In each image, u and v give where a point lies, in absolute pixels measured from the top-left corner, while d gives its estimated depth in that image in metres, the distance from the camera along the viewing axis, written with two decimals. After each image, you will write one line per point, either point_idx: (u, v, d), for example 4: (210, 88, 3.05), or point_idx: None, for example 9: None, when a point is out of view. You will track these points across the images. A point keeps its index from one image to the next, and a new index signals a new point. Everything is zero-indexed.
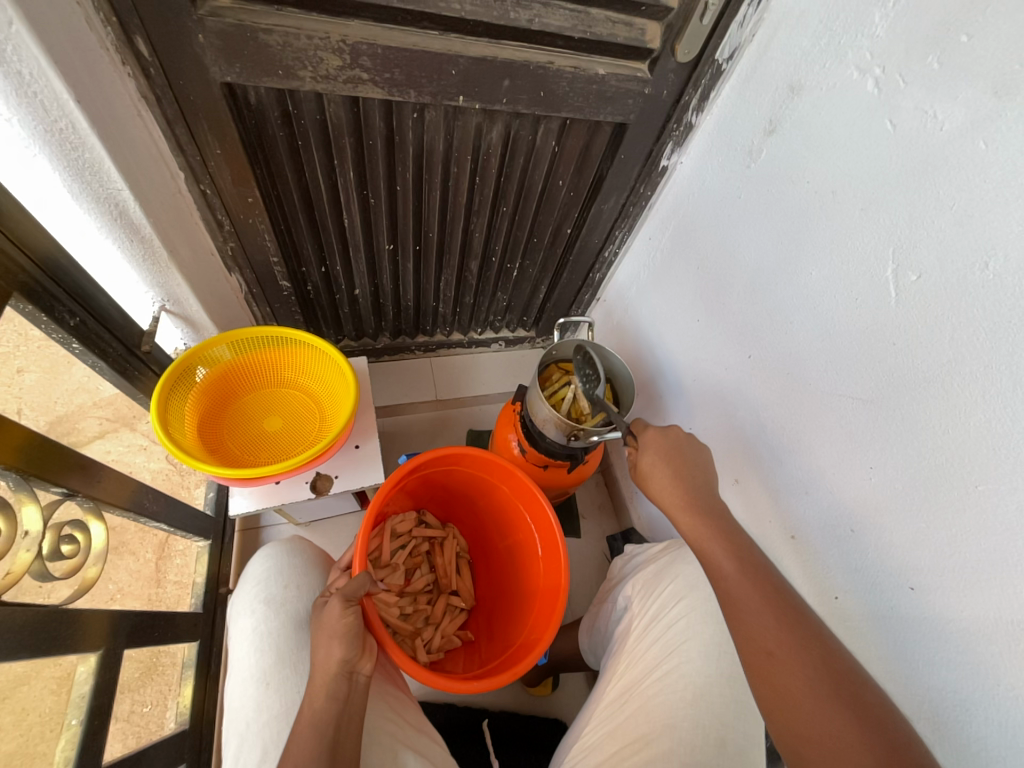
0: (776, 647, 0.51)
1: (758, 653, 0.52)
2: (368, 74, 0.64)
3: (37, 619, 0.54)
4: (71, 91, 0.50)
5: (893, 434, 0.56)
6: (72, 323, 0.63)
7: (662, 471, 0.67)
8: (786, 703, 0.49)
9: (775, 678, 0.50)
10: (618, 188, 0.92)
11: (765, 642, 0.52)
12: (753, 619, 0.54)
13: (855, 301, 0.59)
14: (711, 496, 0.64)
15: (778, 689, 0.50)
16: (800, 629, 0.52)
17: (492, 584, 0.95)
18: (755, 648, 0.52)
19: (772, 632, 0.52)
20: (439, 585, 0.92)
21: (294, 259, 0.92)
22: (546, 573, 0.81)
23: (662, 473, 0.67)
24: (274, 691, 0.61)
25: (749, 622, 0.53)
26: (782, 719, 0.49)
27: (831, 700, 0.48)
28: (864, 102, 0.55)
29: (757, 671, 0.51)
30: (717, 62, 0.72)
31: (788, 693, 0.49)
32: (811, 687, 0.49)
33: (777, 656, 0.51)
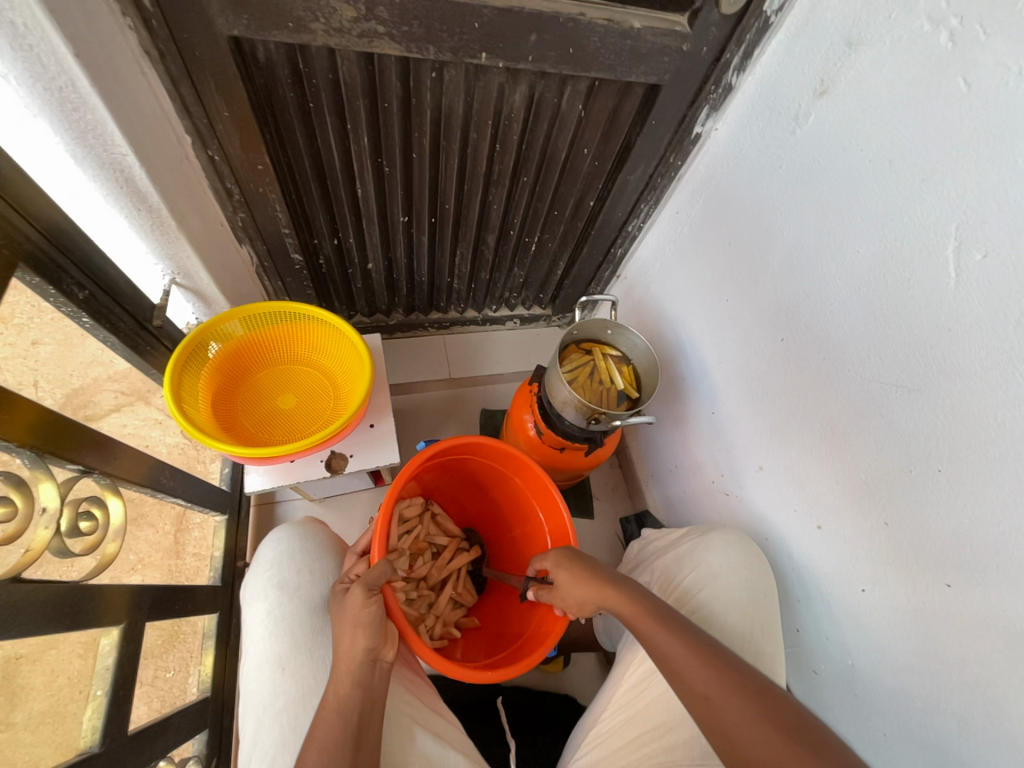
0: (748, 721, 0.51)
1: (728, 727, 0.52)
2: (384, 27, 0.59)
3: (60, 595, 0.54)
4: (71, 45, 0.46)
5: (938, 426, 0.52)
6: (81, 296, 0.61)
7: (576, 601, 0.66)
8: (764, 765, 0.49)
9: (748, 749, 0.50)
10: (646, 157, 0.86)
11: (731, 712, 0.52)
12: (729, 720, 0.52)
13: (908, 280, 0.54)
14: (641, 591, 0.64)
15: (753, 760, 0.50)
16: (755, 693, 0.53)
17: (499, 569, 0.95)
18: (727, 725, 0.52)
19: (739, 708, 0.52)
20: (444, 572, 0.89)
21: (305, 231, 0.89)
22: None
23: (573, 576, 0.66)
24: (292, 675, 0.62)
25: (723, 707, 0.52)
26: None
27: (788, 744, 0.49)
28: (934, 58, 0.50)
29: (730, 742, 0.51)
30: (765, 14, 0.66)
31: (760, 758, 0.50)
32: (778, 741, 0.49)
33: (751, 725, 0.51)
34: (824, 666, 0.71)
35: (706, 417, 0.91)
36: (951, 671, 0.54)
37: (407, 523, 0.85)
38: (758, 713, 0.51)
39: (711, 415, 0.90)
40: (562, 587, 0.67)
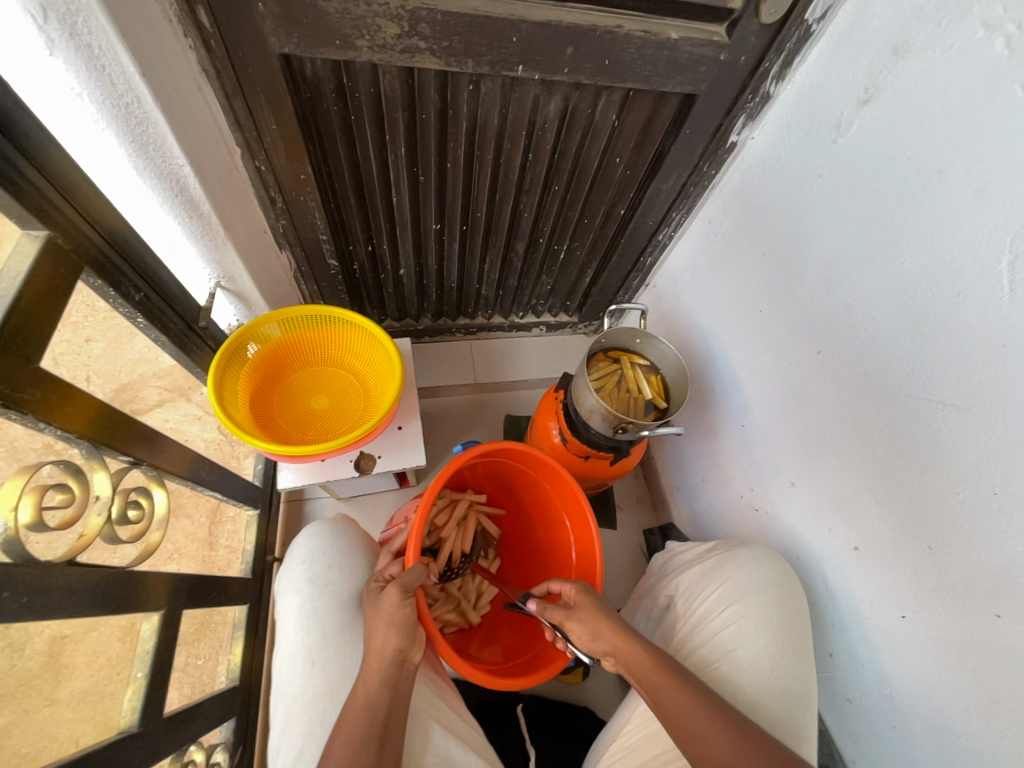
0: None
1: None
2: (426, 43, 0.61)
3: (108, 580, 0.57)
4: (138, 64, 0.49)
5: (989, 448, 0.50)
6: (137, 297, 0.65)
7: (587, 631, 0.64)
8: None
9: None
10: (680, 166, 0.86)
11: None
12: None
13: (957, 294, 0.52)
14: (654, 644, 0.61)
15: None
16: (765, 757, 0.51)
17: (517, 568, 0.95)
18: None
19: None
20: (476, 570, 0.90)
21: (342, 237, 0.92)
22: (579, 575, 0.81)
23: (586, 619, 0.64)
24: (321, 668, 0.63)
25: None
26: None
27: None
28: (988, 66, 0.48)
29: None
30: (806, 23, 0.65)
31: None
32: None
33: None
34: (858, 694, 0.68)
35: (736, 430, 0.89)
36: (1001, 708, 0.51)
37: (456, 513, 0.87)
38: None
39: (741, 428, 0.88)
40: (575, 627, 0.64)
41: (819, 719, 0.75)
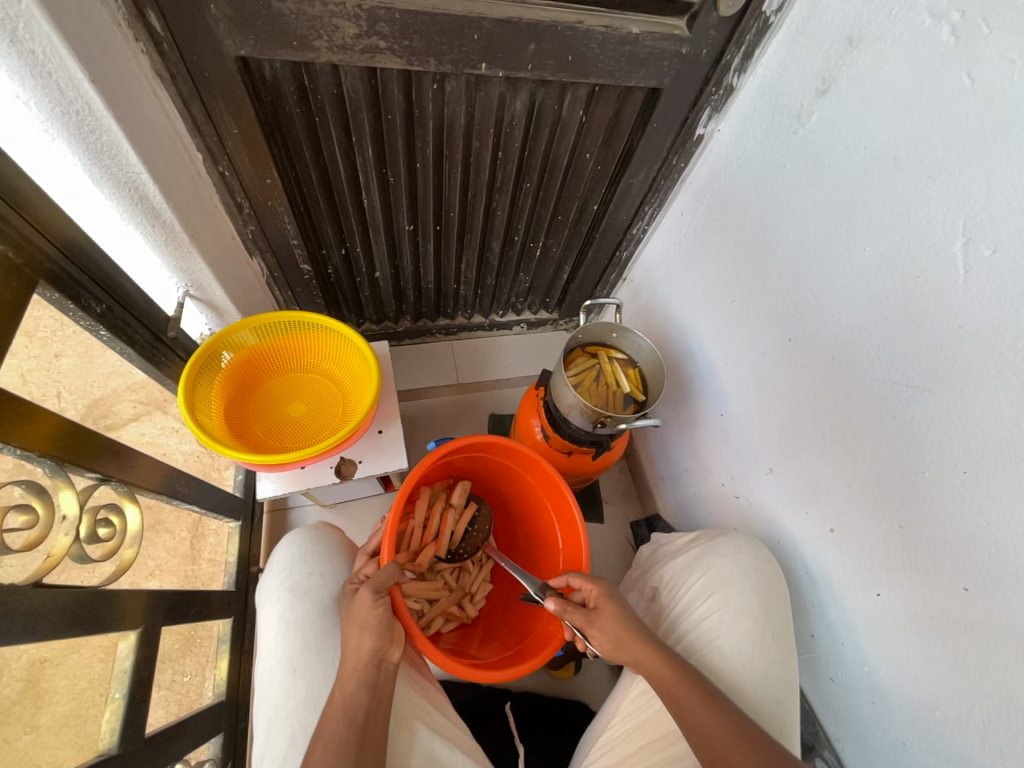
0: None
1: None
2: (385, 42, 0.61)
3: (79, 600, 0.56)
4: (86, 71, 0.48)
5: (953, 428, 0.51)
6: (99, 310, 0.64)
7: (611, 640, 0.62)
8: None
9: None
10: (649, 160, 0.86)
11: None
12: None
13: (916, 279, 0.53)
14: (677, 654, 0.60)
15: None
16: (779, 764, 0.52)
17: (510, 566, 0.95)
18: None
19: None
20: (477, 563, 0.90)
21: (314, 242, 0.90)
22: (567, 565, 0.81)
23: (609, 624, 0.62)
24: (302, 676, 0.62)
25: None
26: None
27: None
28: (937, 54, 0.49)
29: None
30: (764, 15, 0.65)
31: None
32: None
33: None
34: (840, 672, 0.70)
35: (715, 419, 0.90)
36: (971, 678, 0.53)
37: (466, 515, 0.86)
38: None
39: (720, 417, 0.89)
40: (596, 632, 0.62)
41: (805, 699, 0.77)
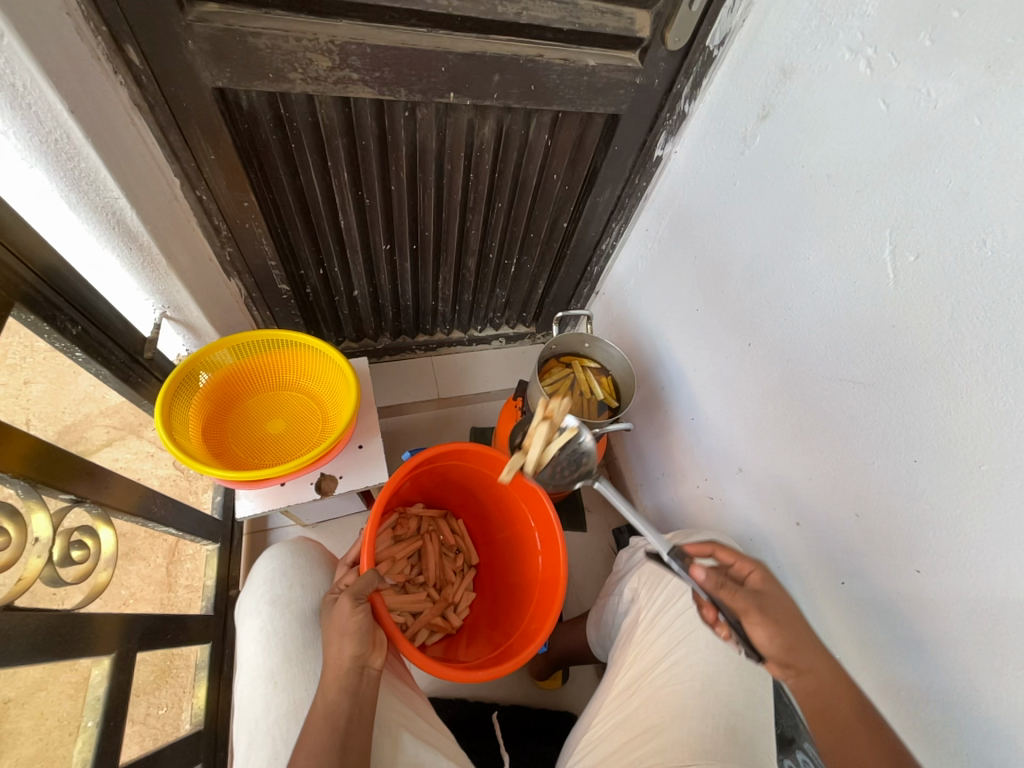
0: None
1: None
2: (358, 74, 0.64)
3: (52, 624, 0.55)
4: (65, 101, 0.50)
5: (895, 418, 0.55)
6: (74, 331, 0.64)
7: (783, 635, 0.57)
8: None
9: None
10: (613, 179, 0.92)
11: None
12: None
13: (853, 284, 0.58)
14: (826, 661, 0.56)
15: None
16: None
17: (492, 577, 0.95)
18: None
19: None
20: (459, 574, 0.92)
21: (291, 262, 0.92)
22: (547, 568, 0.82)
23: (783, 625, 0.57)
24: (284, 689, 0.62)
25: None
26: None
27: None
28: (857, 83, 0.55)
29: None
30: (708, 49, 0.71)
31: None
32: None
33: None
34: None
35: (687, 423, 0.94)
36: (927, 657, 0.55)
37: (564, 438, 0.75)
38: None
39: (691, 421, 0.93)
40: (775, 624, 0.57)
41: None
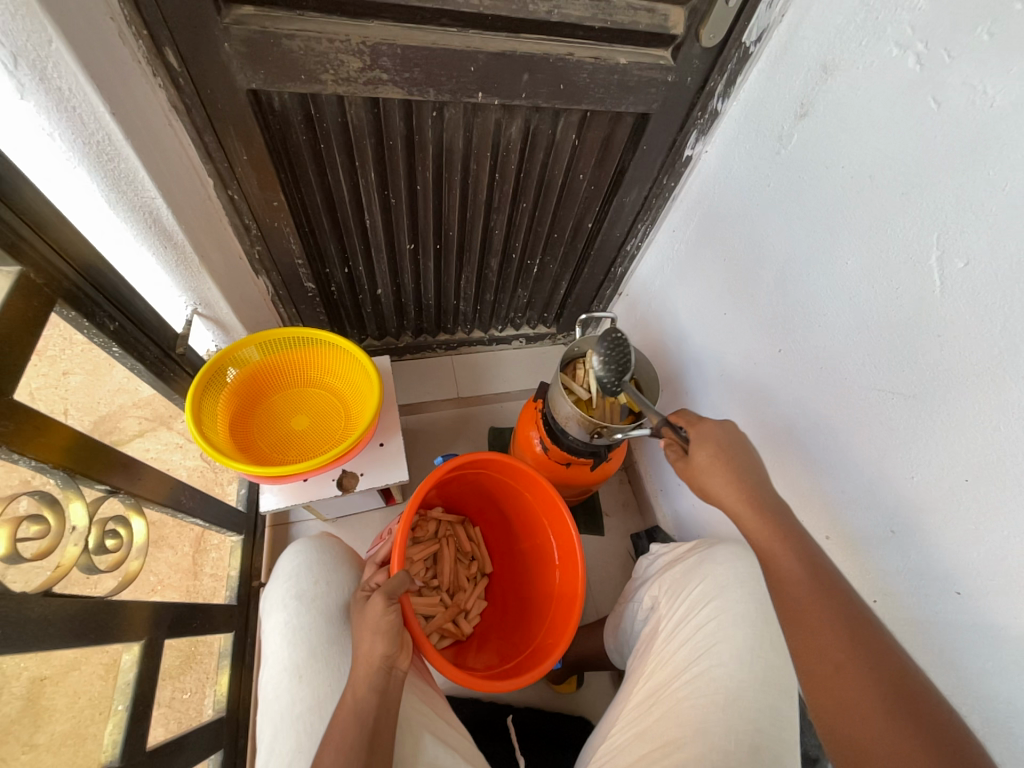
0: (844, 658, 0.50)
1: (824, 665, 0.50)
2: (388, 75, 0.64)
3: (86, 610, 0.57)
4: (107, 103, 0.51)
5: (937, 430, 0.53)
6: (112, 327, 0.65)
7: (707, 479, 0.63)
8: (855, 718, 0.47)
9: (838, 693, 0.49)
10: (640, 179, 0.90)
11: (832, 652, 0.50)
12: (855, 693, 0.48)
13: (896, 290, 0.56)
14: (777, 500, 0.60)
15: (839, 706, 0.49)
16: (869, 646, 0.50)
17: (506, 585, 0.96)
18: (821, 659, 0.51)
19: (839, 641, 0.51)
20: (472, 582, 0.92)
21: (318, 261, 0.93)
22: (563, 583, 0.81)
23: (715, 476, 0.62)
24: (307, 683, 0.63)
25: (810, 637, 0.52)
26: (846, 733, 0.48)
27: (897, 720, 0.46)
28: (905, 81, 0.52)
29: (819, 681, 0.51)
30: (744, 46, 0.69)
31: (853, 711, 0.48)
32: (886, 713, 0.46)
33: (845, 666, 0.49)
34: None
35: None
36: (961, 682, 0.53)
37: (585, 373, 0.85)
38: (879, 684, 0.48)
39: None
40: (702, 473, 0.63)
41: None
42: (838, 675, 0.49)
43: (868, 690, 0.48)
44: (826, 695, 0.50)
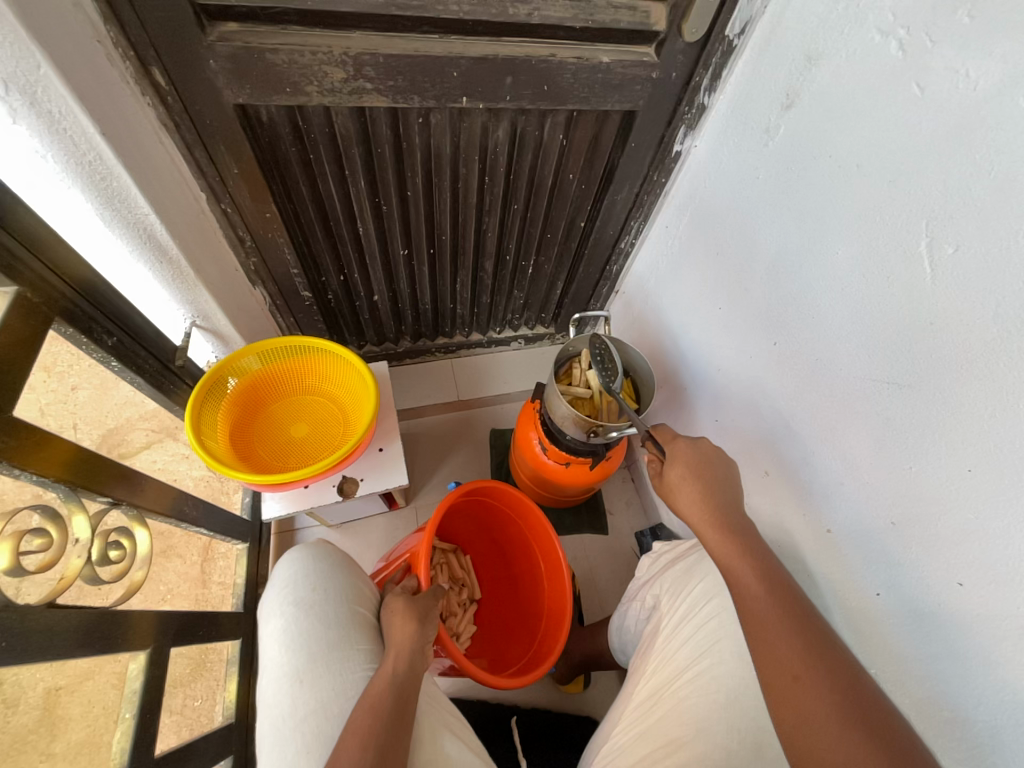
0: (801, 671, 0.49)
1: (781, 677, 0.50)
2: (372, 84, 0.65)
3: (91, 621, 0.58)
4: (97, 124, 0.53)
5: (933, 418, 0.52)
6: (110, 342, 0.67)
7: (678, 497, 0.66)
8: (813, 731, 0.47)
9: (798, 705, 0.48)
10: (631, 177, 0.90)
11: (789, 663, 0.50)
12: (813, 707, 0.47)
13: (887, 278, 0.55)
14: (741, 515, 0.62)
15: (798, 719, 0.48)
16: (827, 659, 0.50)
17: (495, 610, 0.97)
18: (779, 671, 0.50)
19: (795, 652, 0.51)
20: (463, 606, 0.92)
21: (313, 270, 0.94)
22: (554, 600, 0.87)
23: (686, 493, 0.65)
24: (309, 687, 0.63)
25: (768, 648, 0.52)
26: (805, 743, 0.47)
27: (854, 728, 0.45)
28: (888, 67, 0.52)
29: (778, 693, 0.50)
30: (727, 39, 0.69)
31: (811, 721, 0.47)
32: (845, 727, 0.46)
33: (802, 678, 0.49)
34: None
35: (710, 425, 0.91)
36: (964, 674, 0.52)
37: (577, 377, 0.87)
38: (834, 696, 0.48)
39: (714, 423, 0.90)
40: (674, 491, 0.66)
41: None
42: (794, 686, 0.49)
43: (826, 703, 0.47)
44: (785, 705, 0.49)
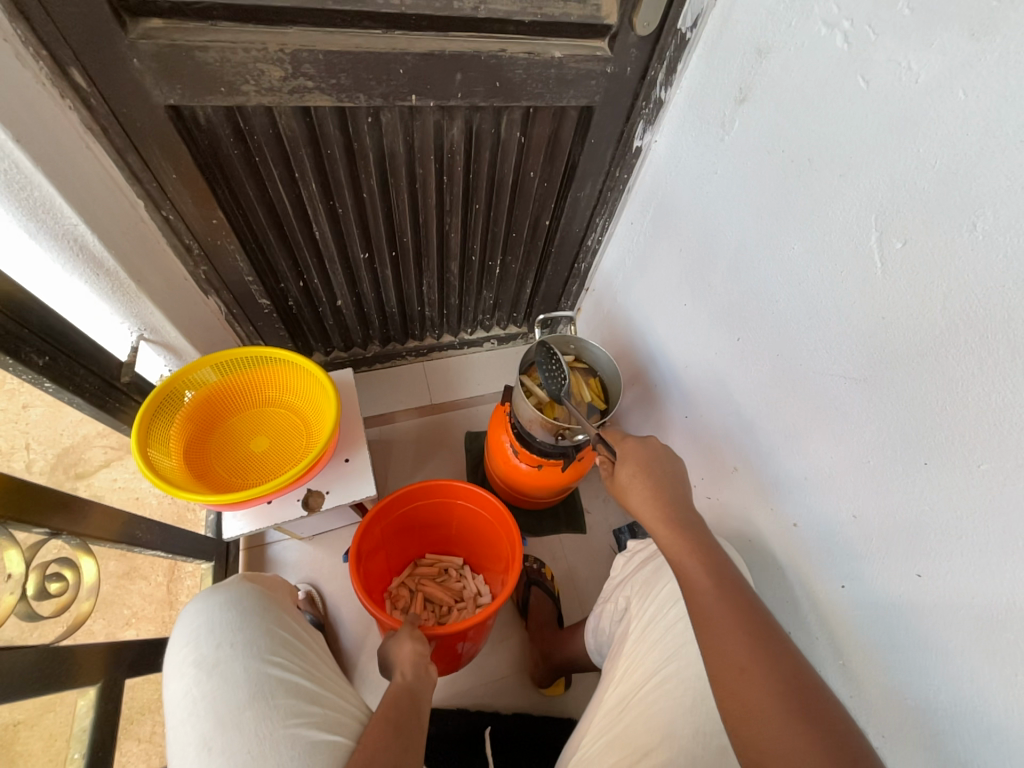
0: (748, 663, 0.49)
1: (728, 669, 0.49)
2: (313, 82, 0.62)
3: (29, 660, 0.54)
4: (10, 131, 0.49)
5: (887, 410, 0.52)
6: (41, 362, 0.63)
7: (630, 494, 0.65)
8: (756, 722, 0.46)
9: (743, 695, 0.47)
10: (593, 173, 0.88)
11: (736, 656, 0.50)
12: (758, 698, 0.47)
13: (841, 272, 0.55)
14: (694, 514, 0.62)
15: (745, 711, 0.46)
16: (772, 650, 0.50)
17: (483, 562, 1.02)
18: (727, 664, 0.50)
19: (742, 645, 0.50)
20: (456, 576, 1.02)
21: (270, 276, 0.91)
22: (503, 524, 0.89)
23: (639, 488, 0.65)
24: (220, 757, 0.50)
25: (716, 640, 0.51)
26: (748, 735, 0.45)
27: (796, 717, 0.45)
28: (834, 60, 0.51)
29: (724, 686, 0.49)
30: (680, 32, 0.68)
31: (757, 711, 0.46)
32: (788, 717, 0.45)
33: (749, 670, 0.48)
34: None
35: (680, 421, 0.91)
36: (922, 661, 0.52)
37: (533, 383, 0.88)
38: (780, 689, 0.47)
39: (684, 419, 0.90)
40: (626, 488, 0.66)
41: None
42: (742, 678, 0.48)
43: (772, 696, 0.46)
44: (731, 696, 0.48)
